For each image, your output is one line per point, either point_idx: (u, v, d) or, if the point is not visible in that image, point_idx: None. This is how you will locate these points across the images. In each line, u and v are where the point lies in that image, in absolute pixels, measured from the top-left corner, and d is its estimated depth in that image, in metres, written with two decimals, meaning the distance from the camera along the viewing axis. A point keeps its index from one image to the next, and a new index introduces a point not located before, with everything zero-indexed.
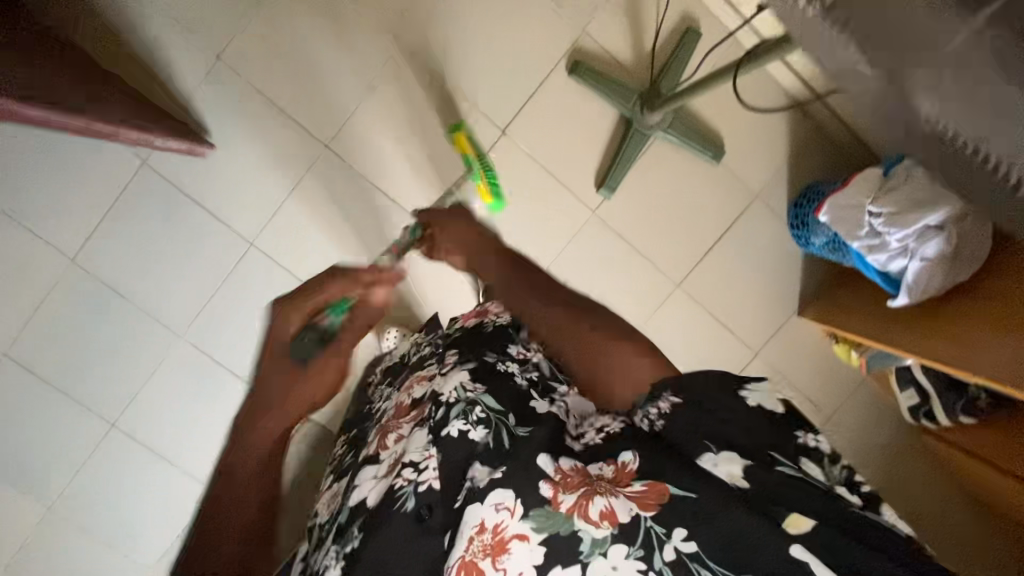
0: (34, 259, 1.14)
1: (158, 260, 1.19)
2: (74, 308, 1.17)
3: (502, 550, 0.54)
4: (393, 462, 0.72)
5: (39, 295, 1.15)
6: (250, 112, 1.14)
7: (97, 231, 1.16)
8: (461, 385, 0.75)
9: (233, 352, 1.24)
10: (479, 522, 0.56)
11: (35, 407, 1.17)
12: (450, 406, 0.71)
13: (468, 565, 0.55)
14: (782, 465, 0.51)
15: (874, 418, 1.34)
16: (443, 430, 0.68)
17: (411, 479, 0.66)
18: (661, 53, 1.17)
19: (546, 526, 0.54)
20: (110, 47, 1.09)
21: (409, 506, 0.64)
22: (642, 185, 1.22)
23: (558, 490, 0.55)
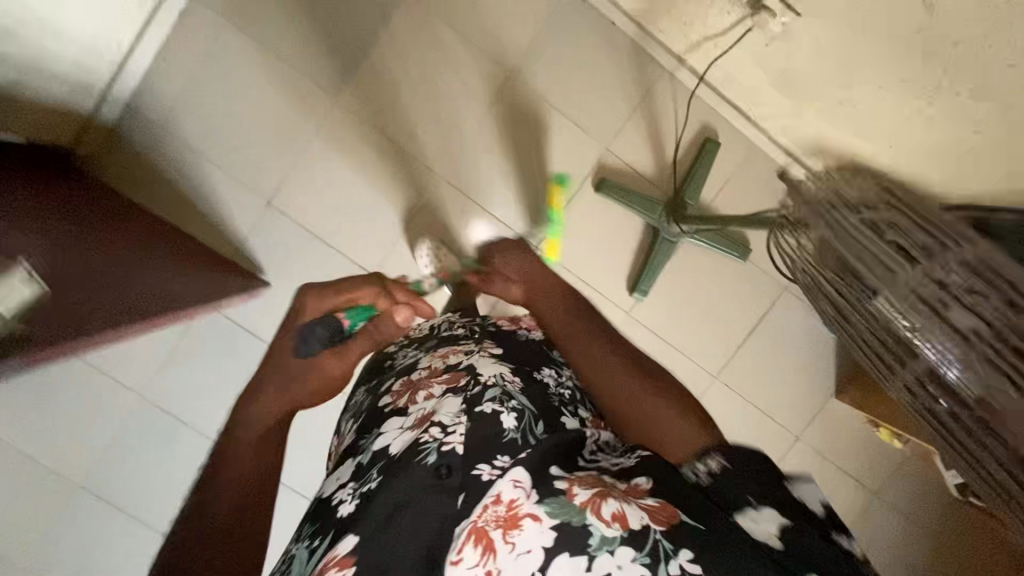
0: (111, 402, 1.23)
1: (220, 390, 1.25)
2: (144, 443, 1.24)
3: (515, 525, 0.56)
4: (420, 419, 0.73)
5: (115, 434, 1.23)
6: (298, 252, 1.20)
7: (165, 370, 1.24)
8: (499, 374, 0.77)
9: None
10: (497, 494, 0.59)
11: (113, 536, 1.24)
12: (486, 387, 0.74)
13: (478, 531, 0.56)
14: (827, 536, 0.54)
15: (924, 492, 1.35)
16: (478, 407, 0.70)
17: (438, 437, 0.67)
18: (682, 163, 1.22)
19: (559, 514, 0.55)
20: (165, 205, 1.16)
21: (429, 459, 0.65)
22: (670, 286, 1.27)
23: (575, 486, 0.58)
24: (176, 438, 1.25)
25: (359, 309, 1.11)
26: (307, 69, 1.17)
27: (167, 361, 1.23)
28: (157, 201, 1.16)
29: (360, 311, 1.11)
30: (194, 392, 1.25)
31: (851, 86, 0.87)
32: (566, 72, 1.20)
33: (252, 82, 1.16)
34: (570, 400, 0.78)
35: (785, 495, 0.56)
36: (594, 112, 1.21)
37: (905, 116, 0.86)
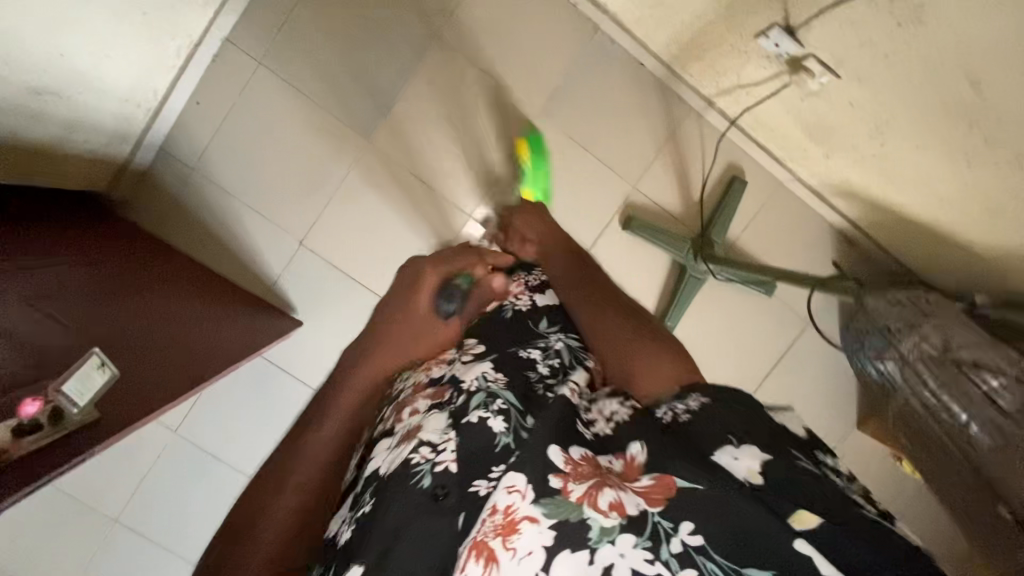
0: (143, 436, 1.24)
1: (252, 423, 1.27)
2: (176, 474, 1.26)
3: (513, 530, 0.52)
4: (408, 435, 0.68)
5: (147, 467, 1.25)
6: (330, 291, 1.22)
7: (196, 405, 1.25)
8: (482, 375, 0.72)
9: None
10: (495, 505, 0.55)
11: (144, 566, 1.26)
12: (470, 394, 0.69)
13: (479, 546, 0.52)
14: (797, 456, 0.54)
15: (942, 521, 1.37)
16: (467, 417, 0.65)
17: (428, 459, 0.63)
18: (708, 201, 1.24)
19: (557, 513, 0.52)
20: (204, 250, 1.18)
21: (424, 483, 0.61)
22: (695, 322, 1.28)
23: (569, 479, 0.54)
24: (207, 470, 1.27)
25: (462, 283, 1.01)
26: (339, 112, 1.17)
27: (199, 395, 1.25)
28: (195, 245, 1.17)
29: (466, 277, 1.02)
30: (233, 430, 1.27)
31: (886, 143, 0.88)
32: (594, 112, 1.20)
33: (283, 125, 1.17)
34: (558, 372, 0.74)
35: (756, 428, 0.56)
36: (621, 151, 1.22)
37: (939, 174, 0.87)
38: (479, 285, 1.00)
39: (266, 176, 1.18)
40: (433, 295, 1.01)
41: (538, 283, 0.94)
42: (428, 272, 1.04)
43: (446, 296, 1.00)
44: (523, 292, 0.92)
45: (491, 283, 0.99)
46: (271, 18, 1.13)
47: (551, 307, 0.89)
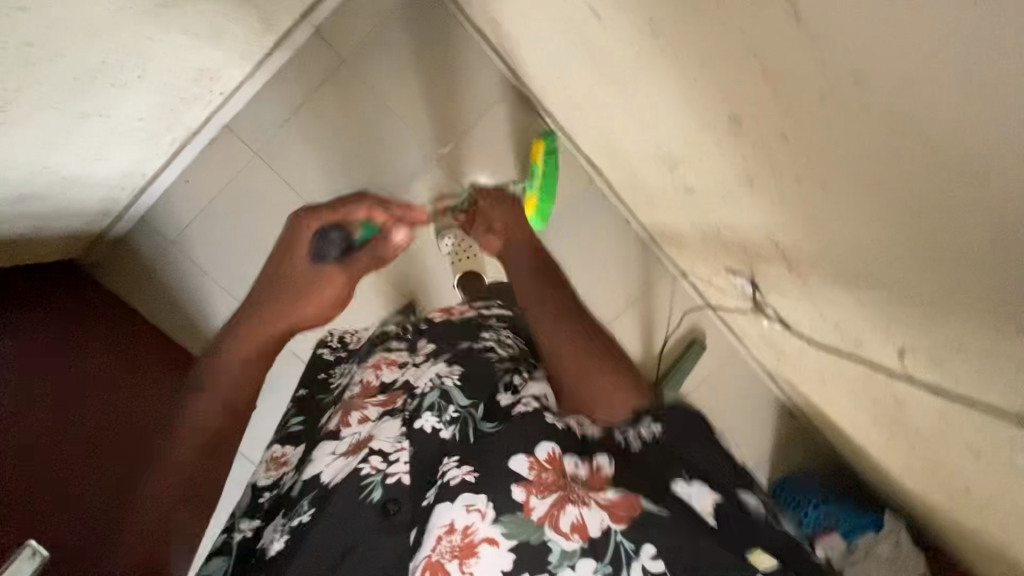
0: None
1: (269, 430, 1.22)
2: None
3: (471, 553, 0.45)
4: (354, 445, 0.64)
5: None
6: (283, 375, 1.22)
7: None
8: (436, 374, 0.67)
9: None
10: (449, 522, 0.47)
11: None
12: (424, 396, 0.64)
13: (433, 566, 0.45)
14: (741, 493, 0.50)
15: None
16: (417, 421, 0.61)
17: (380, 469, 0.58)
18: (667, 356, 1.28)
19: (518, 533, 0.45)
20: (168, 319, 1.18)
21: (375, 497, 0.56)
22: None
23: (532, 490, 0.48)
24: None
25: (358, 235, 0.84)
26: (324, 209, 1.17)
27: None
28: (156, 312, 1.17)
29: (367, 228, 0.85)
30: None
31: (830, 387, 0.92)
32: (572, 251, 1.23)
33: (266, 208, 1.17)
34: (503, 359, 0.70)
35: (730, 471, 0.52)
36: (595, 293, 1.24)
37: (869, 425, 0.92)
38: (382, 239, 0.88)
39: (244, 256, 1.18)
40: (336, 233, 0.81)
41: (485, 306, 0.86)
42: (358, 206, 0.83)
43: (328, 234, 0.79)
44: (469, 308, 0.83)
45: (392, 238, 0.89)
46: (271, 113, 1.13)
47: (502, 316, 0.83)
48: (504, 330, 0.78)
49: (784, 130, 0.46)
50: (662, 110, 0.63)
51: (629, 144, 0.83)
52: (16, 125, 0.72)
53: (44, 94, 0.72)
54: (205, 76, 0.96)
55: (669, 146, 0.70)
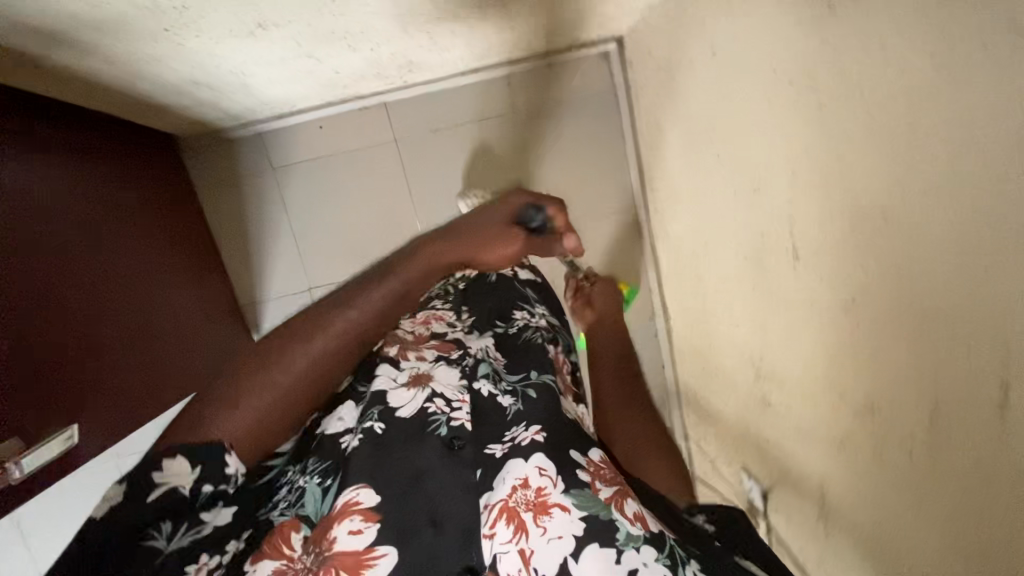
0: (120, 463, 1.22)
1: None
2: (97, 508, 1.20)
3: (543, 511, 0.49)
4: (417, 378, 0.63)
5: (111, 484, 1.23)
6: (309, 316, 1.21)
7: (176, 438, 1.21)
8: (486, 347, 0.74)
9: None
10: (524, 477, 0.52)
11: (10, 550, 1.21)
12: (477, 361, 0.69)
13: (508, 510, 0.50)
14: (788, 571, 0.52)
15: None
16: (475, 383, 0.65)
17: (445, 411, 0.59)
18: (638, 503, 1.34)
19: (586, 505, 0.49)
20: (223, 223, 1.17)
21: (441, 432, 0.56)
22: None
23: (597, 480, 0.52)
24: None
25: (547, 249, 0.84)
26: (424, 190, 1.20)
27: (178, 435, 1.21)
28: (220, 214, 1.17)
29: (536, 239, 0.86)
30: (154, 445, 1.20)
31: None
32: (586, 358, 1.32)
33: (368, 173, 1.19)
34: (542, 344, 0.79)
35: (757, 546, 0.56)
36: None
37: None
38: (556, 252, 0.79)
39: (323, 196, 1.19)
40: (522, 208, 0.72)
41: (523, 263, 0.99)
42: (514, 193, 0.72)
43: (534, 211, 0.71)
44: (510, 263, 0.95)
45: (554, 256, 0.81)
46: (422, 122, 1.18)
47: (535, 279, 0.97)
48: (540, 313, 0.87)
49: (915, 442, 0.56)
50: (793, 343, 0.74)
51: (729, 331, 0.93)
52: (265, 38, 0.74)
53: (303, 30, 0.75)
54: (410, 66, 1.00)
55: (773, 365, 0.81)
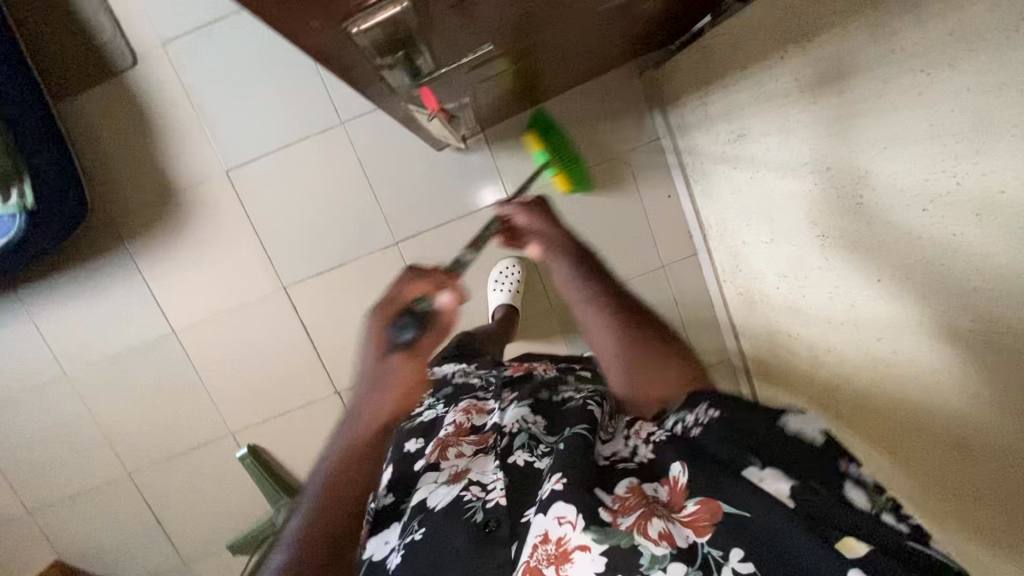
0: (349, 121, 1.16)
1: (406, 177, 1.19)
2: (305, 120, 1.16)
3: (563, 560, 0.52)
4: (456, 476, 0.71)
5: (319, 117, 1.16)
6: (489, 192, 1.21)
7: (394, 163, 1.18)
8: (521, 418, 0.75)
9: (288, 232, 1.20)
10: (545, 532, 0.54)
11: (218, 43, 1.12)
12: (513, 434, 0.72)
13: (530, 568, 0.53)
14: (839, 470, 0.48)
15: None
16: (510, 457, 0.68)
17: (480, 496, 0.65)
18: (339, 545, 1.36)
19: (607, 539, 0.51)
20: (583, 94, 1.17)
21: (476, 516, 0.63)
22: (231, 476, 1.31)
23: (618, 514, 0.53)
24: (319, 143, 1.17)
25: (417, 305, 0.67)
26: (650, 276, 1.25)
27: (400, 164, 1.18)
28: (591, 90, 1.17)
29: (420, 300, 0.67)
30: (384, 147, 1.17)
31: None
32: None
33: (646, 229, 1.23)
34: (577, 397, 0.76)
35: (793, 451, 0.50)
36: None
37: None
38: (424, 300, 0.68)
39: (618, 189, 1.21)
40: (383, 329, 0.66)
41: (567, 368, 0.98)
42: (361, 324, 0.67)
43: (398, 328, 0.65)
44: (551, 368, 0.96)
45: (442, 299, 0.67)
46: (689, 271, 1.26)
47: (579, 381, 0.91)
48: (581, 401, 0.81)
49: None
50: None
51: None
52: None
53: (794, 254, 0.86)
54: (743, 296, 1.11)
55: None
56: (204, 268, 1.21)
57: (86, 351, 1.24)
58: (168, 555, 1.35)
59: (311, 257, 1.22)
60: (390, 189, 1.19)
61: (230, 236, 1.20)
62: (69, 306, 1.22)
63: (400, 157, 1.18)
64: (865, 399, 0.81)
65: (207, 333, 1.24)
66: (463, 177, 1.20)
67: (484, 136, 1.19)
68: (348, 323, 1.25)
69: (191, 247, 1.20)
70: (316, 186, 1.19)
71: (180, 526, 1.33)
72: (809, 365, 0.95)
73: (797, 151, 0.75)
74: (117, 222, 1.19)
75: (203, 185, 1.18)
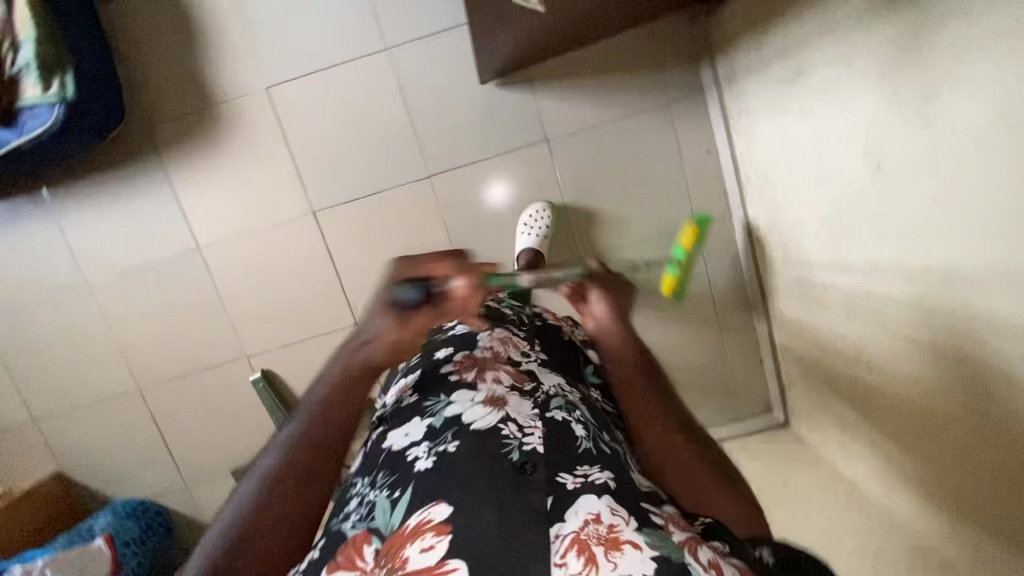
0: (395, 47, 1.15)
1: (447, 109, 1.18)
2: (351, 42, 1.15)
3: (614, 547, 0.47)
4: (494, 401, 0.66)
5: (366, 40, 1.15)
6: (528, 132, 1.20)
7: (436, 93, 1.18)
8: (557, 384, 0.73)
9: (322, 154, 1.20)
10: (597, 513, 0.51)
11: None
12: (553, 395, 0.69)
13: (579, 542, 0.48)
14: None
15: None
16: (548, 412, 0.66)
17: (518, 437, 0.61)
18: None
19: (660, 544, 0.47)
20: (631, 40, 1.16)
21: (513, 455, 0.59)
22: (242, 397, 1.30)
23: (669, 524, 0.51)
24: (363, 67, 1.16)
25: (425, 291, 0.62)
26: (681, 233, 1.24)
27: (442, 95, 1.18)
28: (640, 38, 1.16)
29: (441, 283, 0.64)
30: (429, 76, 1.17)
31: None
32: None
33: (679, 182, 1.22)
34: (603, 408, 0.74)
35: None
36: None
37: None
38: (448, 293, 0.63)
39: (656, 141, 1.20)
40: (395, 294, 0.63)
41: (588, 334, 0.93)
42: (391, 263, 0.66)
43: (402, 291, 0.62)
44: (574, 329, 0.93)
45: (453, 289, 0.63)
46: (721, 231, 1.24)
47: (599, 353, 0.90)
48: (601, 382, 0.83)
49: None
50: None
51: None
52: None
53: (840, 194, 0.85)
54: (776, 252, 1.11)
55: None
56: (235, 183, 1.21)
57: (109, 256, 1.23)
58: (171, 473, 1.33)
59: (343, 183, 1.21)
60: (429, 120, 1.19)
61: (264, 152, 1.19)
62: (97, 210, 1.21)
63: (443, 89, 1.17)
64: (906, 345, 0.79)
65: (231, 250, 1.23)
66: (503, 114, 1.19)
67: (528, 75, 1.18)
68: (374, 254, 1.24)
69: (224, 161, 1.20)
70: (356, 110, 1.18)
71: (185, 444, 1.32)
72: (842, 317, 0.94)
73: (860, 78, 0.74)
74: (152, 130, 1.18)
75: (243, 98, 1.17)
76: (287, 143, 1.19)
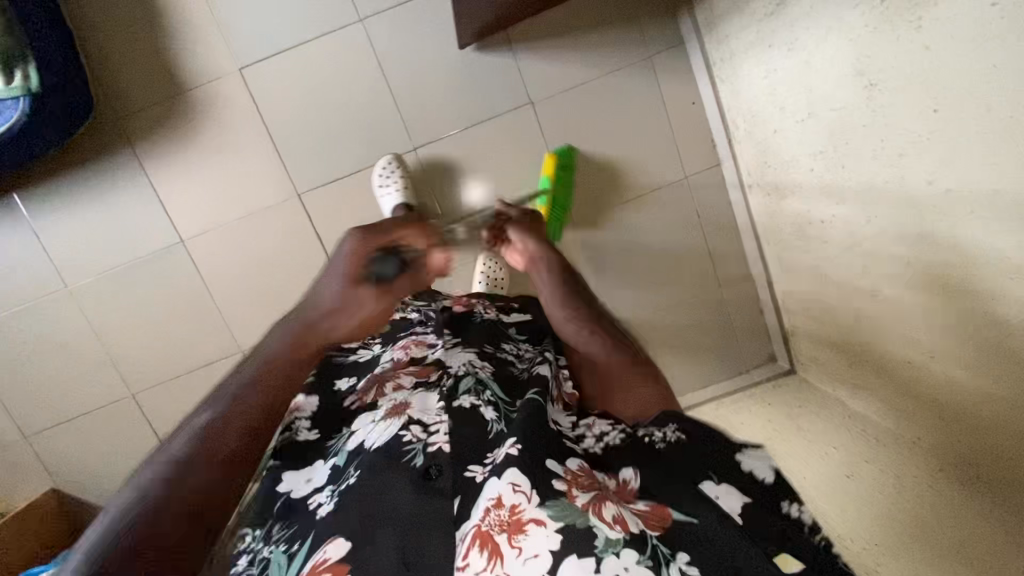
0: (369, 16, 1.13)
1: (427, 76, 1.16)
2: (324, 15, 1.12)
3: (518, 530, 0.46)
4: (394, 410, 0.60)
5: (338, 11, 1.12)
6: (512, 94, 1.18)
7: (415, 61, 1.15)
8: (468, 361, 0.67)
9: (304, 132, 1.17)
10: (497, 497, 0.48)
11: None
12: (458, 378, 0.63)
13: (482, 535, 0.47)
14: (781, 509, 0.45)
15: None
16: (455, 402, 0.59)
17: (421, 440, 0.55)
18: None
19: (562, 514, 0.45)
20: None
21: (415, 462, 0.53)
22: None
23: (572, 487, 0.48)
24: (337, 39, 1.13)
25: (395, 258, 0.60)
26: (672, 185, 1.24)
27: (422, 62, 1.15)
28: None
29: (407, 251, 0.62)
30: (407, 44, 1.14)
31: None
32: None
33: (667, 134, 1.21)
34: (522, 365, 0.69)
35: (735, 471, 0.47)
36: None
37: None
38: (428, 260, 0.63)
39: (641, 94, 1.19)
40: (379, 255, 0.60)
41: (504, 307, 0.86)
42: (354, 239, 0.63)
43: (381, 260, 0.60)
44: (489, 309, 0.84)
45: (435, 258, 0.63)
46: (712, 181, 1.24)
47: (523, 319, 0.83)
48: (524, 344, 0.76)
49: None
50: None
51: None
52: None
53: (832, 118, 0.85)
54: (770, 193, 1.10)
55: None
56: (215, 169, 1.17)
57: (89, 256, 1.19)
58: None
59: (327, 160, 1.18)
60: (411, 89, 1.16)
61: (244, 135, 1.16)
62: (73, 209, 1.17)
63: (422, 56, 1.15)
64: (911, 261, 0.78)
65: (216, 239, 1.20)
66: (484, 78, 1.17)
67: (506, 36, 1.16)
68: None
69: (201, 147, 1.16)
70: (334, 84, 1.15)
71: None
72: (841, 245, 0.93)
73: None
74: (124, 121, 1.14)
75: (218, 80, 1.14)
76: (266, 123, 1.16)
